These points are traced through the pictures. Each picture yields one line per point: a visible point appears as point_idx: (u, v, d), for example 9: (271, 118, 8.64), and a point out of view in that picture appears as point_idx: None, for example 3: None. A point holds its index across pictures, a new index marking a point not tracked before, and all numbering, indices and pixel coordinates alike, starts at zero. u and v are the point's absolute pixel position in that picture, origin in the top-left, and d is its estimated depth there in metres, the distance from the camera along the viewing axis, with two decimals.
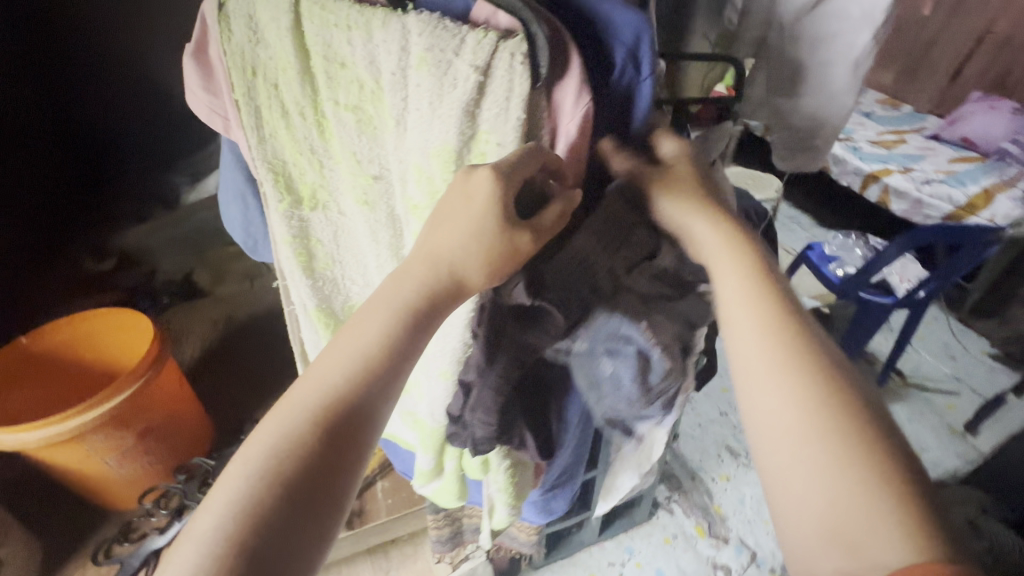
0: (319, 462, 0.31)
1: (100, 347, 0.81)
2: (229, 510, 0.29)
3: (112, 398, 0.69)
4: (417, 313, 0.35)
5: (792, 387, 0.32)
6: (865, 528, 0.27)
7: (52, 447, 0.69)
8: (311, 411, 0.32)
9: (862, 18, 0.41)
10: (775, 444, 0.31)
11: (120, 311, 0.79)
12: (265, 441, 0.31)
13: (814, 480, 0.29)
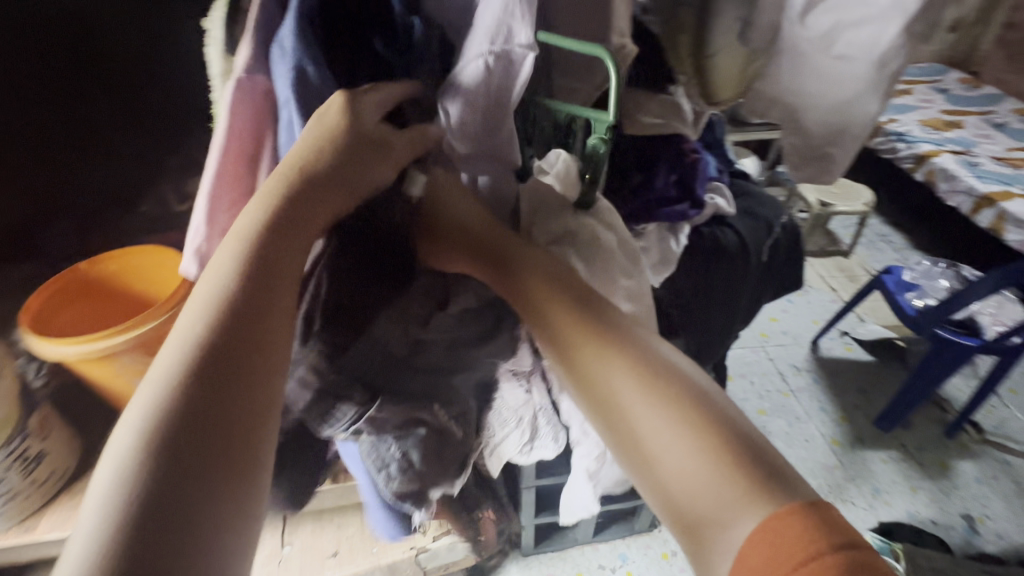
0: (197, 423, 0.32)
1: (144, 278, 0.89)
2: (99, 527, 0.28)
3: (140, 325, 0.76)
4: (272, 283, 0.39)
5: (642, 394, 0.39)
6: (719, 489, 0.34)
7: (89, 363, 0.77)
8: (166, 388, 0.33)
9: (891, 6, 0.42)
10: (648, 440, 0.37)
11: (163, 248, 0.87)
12: (143, 398, 0.32)
13: (686, 460, 0.36)
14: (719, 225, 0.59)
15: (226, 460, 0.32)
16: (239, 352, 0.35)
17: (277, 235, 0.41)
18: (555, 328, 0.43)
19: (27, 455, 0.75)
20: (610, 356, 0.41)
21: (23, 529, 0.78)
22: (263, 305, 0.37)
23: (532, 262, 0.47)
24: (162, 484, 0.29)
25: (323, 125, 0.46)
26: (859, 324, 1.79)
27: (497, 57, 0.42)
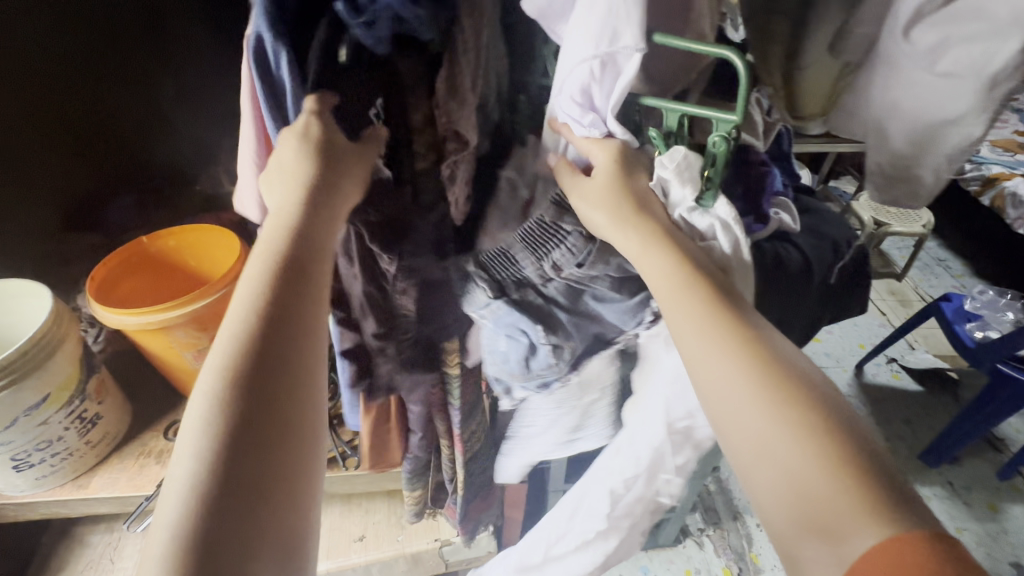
0: (235, 411, 0.38)
1: (199, 255, 0.92)
2: (174, 519, 0.34)
3: (195, 302, 0.79)
4: (280, 282, 0.42)
5: (758, 395, 0.41)
6: (838, 497, 0.36)
7: (145, 333, 0.80)
8: (212, 386, 0.38)
9: (1010, 23, 0.37)
10: (765, 448, 0.40)
11: (219, 228, 0.90)
12: (194, 412, 0.38)
13: (802, 464, 0.38)
14: (780, 242, 0.57)
15: (268, 482, 0.37)
16: (266, 389, 0.39)
17: (289, 272, 0.43)
18: (683, 319, 0.45)
19: (84, 416, 0.79)
20: (734, 361, 0.43)
21: (75, 486, 0.82)
22: (282, 350, 0.41)
23: (659, 257, 0.47)
24: (221, 518, 0.35)
25: (302, 135, 0.44)
26: (909, 351, 1.71)
27: (597, 68, 0.42)
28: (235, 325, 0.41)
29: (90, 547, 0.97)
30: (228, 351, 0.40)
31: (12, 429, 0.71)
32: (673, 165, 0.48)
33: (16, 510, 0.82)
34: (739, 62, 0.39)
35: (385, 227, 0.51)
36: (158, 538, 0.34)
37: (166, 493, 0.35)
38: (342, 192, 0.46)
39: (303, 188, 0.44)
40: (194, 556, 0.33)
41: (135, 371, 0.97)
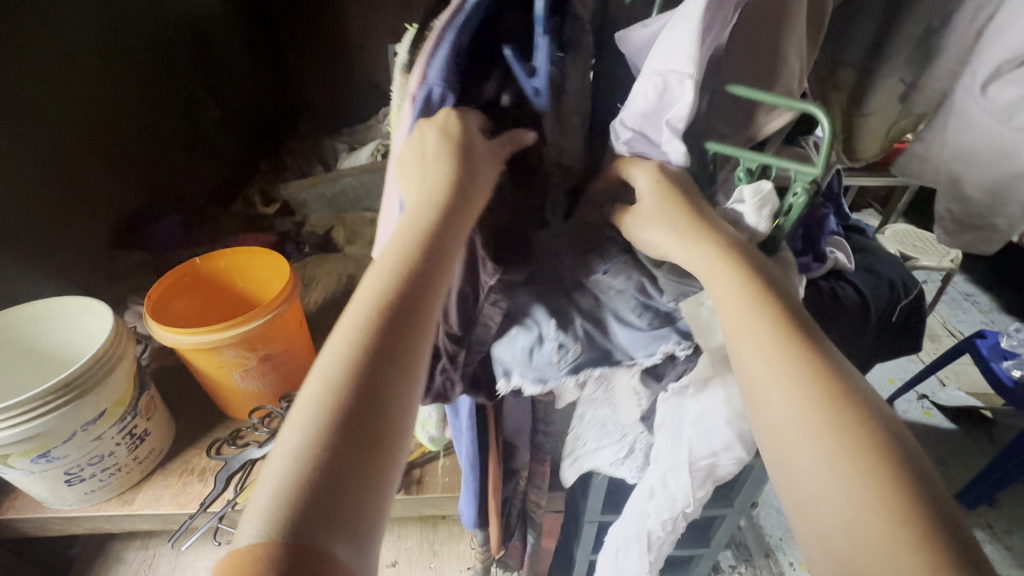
0: (357, 383, 0.37)
1: (247, 275, 0.95)
2: (282, 481, 0.33)
3: (247, 323, 0.81)
4: (410, 258, 0.42)
5: (826, 420, 0.36)
6: (886, 544, 0.32)
7: (197, 352, 0.82)
8: (338, 358, 0.38)
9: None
10: (811, 484, 0.35)
11: (265, 251, 0.92)
12: (317, 378, 0.38)
13: (858, 510, 0.33)
14: (838, 282, 0.65)
15: (370, 463, 0.35)
16: (386, 364, 0.38)
17: (422, 257, 0.42)
18: (740, 342, 0.41)
19: (134, 431, 0.81)
20: (798, 388, 0.38)
21: (120, 502, 0.83)
22: (404, 336, 0.40)
23: (724, 272, 0.42)
24: (320, 491, 0.33)
25: (441, 129, 0.46)
26: (940, 388, 1.70)
27: (657, 89, 0.42)
28: (366, 301, 0.41)
29: (124, 563, 0.97)
30: (349, 335, 0.39)
31: (69, 443, 0.73)
32: (757, 201, 0.45)
33: (61, 524, 0.83)
34: (823, 114, 0.39)
35: (500, 244, 0.51)
36: (263, 499, 0.32)
37: (281, 448, 0.35)
38: (473, 194, 0.46)
39: (441, 185, 0.45)
40: (294, 539, 0.30)
41: (178, 388, 0.99)
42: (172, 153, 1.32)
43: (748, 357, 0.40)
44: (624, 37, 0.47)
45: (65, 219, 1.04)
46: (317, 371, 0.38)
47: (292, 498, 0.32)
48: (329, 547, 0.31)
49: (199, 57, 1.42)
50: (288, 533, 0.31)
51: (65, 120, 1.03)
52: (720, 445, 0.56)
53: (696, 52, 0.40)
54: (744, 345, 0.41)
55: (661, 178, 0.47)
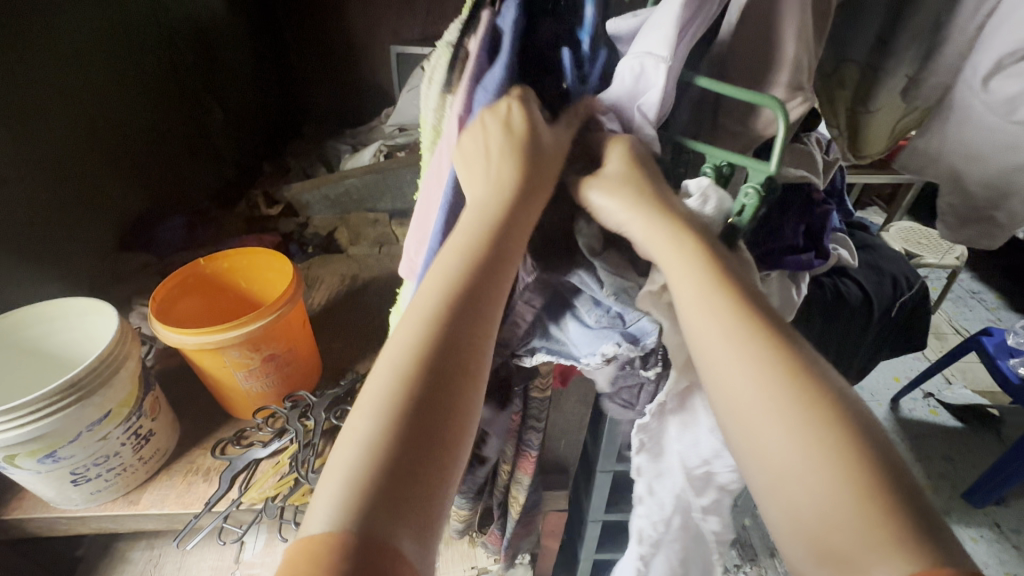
0: (427, 383, 0.37)
1: (252, 276, 0.95)
2: (346, 483, 0.33)
3: (250, 323, 0.81)
4: (475, 258, 0.43)
5: (787, 401, 0.37)
6: (852, 521, 0.33)
7: (201, 352, 0.83)
8: (406, 358, 0.38)
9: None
10: (777, 468, 0.36)
11: (269, 251, 0.93)
12: (381, 379, 0.38)
13: (820, 488, 0.34)
14: (840, 279, 0.66)
15: (435, 458, 0.35)
16: (447, 360, 0.38)
17: (483, 256, 0.43)
18: (698, 331, 0.41)
19: (139, 431, 0.81)
20: (758, 374, 0.38)
21: (125, 502, 0.84)
22: (466, 336, 0.40)
23: (684, 257, 0.42)
24: (389, 482, 0.33)
25: (504, 122, 0.46)
26: (946, 386, 1.69)
27: (635, 72, 0.44)
28: (427, 299, 0.41)
29: (130, 563, 0.98)
30: (413, 334, 0.40)
31: (75, 443, 0.73)
32: (699, 195, 0.46)
33: (68, 525, 0.83)
34: (781, 110, 0.41)
35: (546, 243, 0.52)
36: (328, 501, 0.32)
37: (348, 439, 0.35)
38: (533, 195, 0.46)
39: (504, 186, 0.45)
40: (364, 538, 0.31)
41: (182, 389, 0.99)
42: (176, 155, 1.33)
43: (705, 341, 0.41)
44: (609, 25, 0.49)
45: (71, 220, 1.05)
46: (383, 367, 0.38)
47: (362, 488, 0.33)
48: (396, 538, 0.31)
49: (204, 60, 1.43)
50: (359, 532, 0.31)
51: (73, 123, 1.04)
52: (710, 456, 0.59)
53: (673, 37, 0.42)
54: (702, 332, 0.41)
55: (637, 168, 0.46)
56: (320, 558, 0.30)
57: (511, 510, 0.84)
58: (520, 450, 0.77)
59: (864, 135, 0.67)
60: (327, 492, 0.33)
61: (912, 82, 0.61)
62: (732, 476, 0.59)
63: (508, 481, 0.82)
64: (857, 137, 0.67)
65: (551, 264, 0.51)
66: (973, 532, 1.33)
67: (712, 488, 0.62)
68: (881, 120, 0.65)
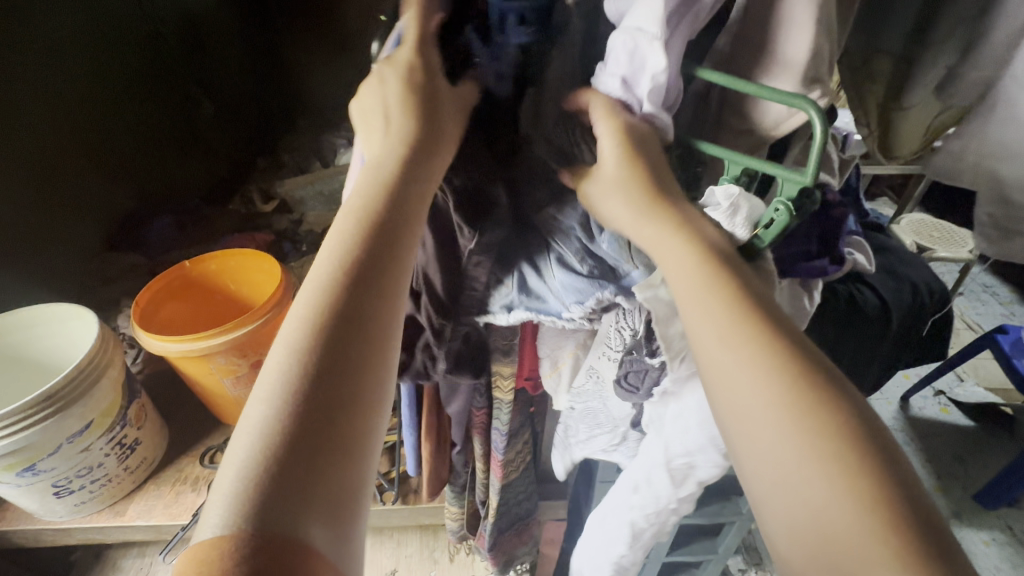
0: (332, 349, 0.33)
1: (241, 280, 0.92)
2: (247, 464, 0.28)
3: (237, 329, 0.78)
4: (383, 209, 0.38)
5: (793, 398, 0.33)
6: (861, 529, 0.29)
7: (186, 359, 0.79)
8: (305, 322, 0.34)
9: None
10: (774, 469, 0.33)
11: (257, 253, 0.90)
12: (280, 348, 0.33)
13: (827, 493, 0.31)
14: (856, 286, 0.63)
15: (346, 442, 0.31)
16: (348, 332, 0.34)
17: (389, 214, 0.38)
18: (691, 321, 0.37)
19: (123, 442, 0.79)
20: (759, 368, 0.34)
21: (111, 513, 0.82)
22: (375, 296, 0.36)
23: (674, 242, 0.39)
24: (291, 473, 0.28)
25: (405, 80, 0.43)
26: (957, 384, 1.66)
27: (628, 50, 0.38)
28: (329, 264, 0.36)
29: (122, 571, 0.96)
30: (314, 295, 0.35)
31: (56, 456, 0.70)
32: (727, 206, 0.42)
33: (54, 536, 0.81)
34: (813, 112, 0.37)
35: (471, 198, 0.48)
36: (224, 487, 0.27)
37: (243, 426, 0.30)
38: (434, 143, 0.42)
39: (403, 139, 0.41)
40: (268, 528, 0.26)
41: (171, 395, 0.97)
42: (166, 151, 1.29)
43: (694, 331, 0.37)
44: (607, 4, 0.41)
45: (55, 220, 1.02)
46: (279, 343, 0.33)
47: (256, 481, 0.28)
48: (304, 531, 0.27)
49: (193, 52, 1.39)
50: (261, 522, 0.26)
51: (56, 120, 1.00)
52: (695, 446, 0.55)
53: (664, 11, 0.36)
54: (691, 318, 0.37)
55: (626, 142, 0.41)
56: (208, 566, 0.25)
57: (489, 516, 0.80)
58: (490, 451, 0.73)
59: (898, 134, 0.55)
60: (217, 488, 0.28)
61: None
62: (711, 471, 0.57)
63: (483, 483, 0.77)
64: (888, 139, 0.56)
65: (488, 220, 0.48)
66: (982, 535, 1.32)
67: (690, 480, 0.59)
68: (915, 117, 0.54)
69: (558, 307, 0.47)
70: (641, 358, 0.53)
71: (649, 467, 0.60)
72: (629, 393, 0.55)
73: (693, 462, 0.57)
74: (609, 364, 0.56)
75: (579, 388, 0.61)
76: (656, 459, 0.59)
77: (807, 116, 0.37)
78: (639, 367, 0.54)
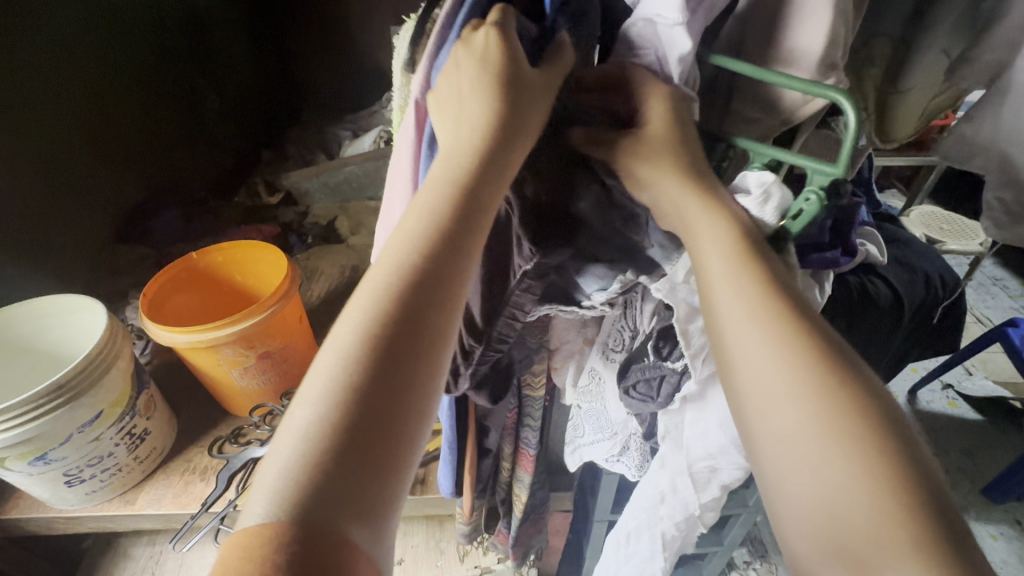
0: (392, 345, 0.32)
1: (248, 271, 0.92)
2: (296, 454, 0.28)
3: (245, 320, 0.78)
4: (456, 198, 0.36)
5: (821, 382, 0.33)
6: (879, 527, 0.29)
7: (195, 350, 0.80)
8: (369, 311, 0.33)
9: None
10: (794, 448, 0.32)
11: (263, 245, 0.90)
12: (339, 334, 0.32)
13: (852, 476, 0.30)
14: (868, 277, 0.62)
15: (394, 444, 0.30)
16: (409, 331, 0.32)
17: (459, 213, 0.36)
18: (708, 302, 0.38)
19: (133, 431, 0.79)
20: (783, 350, 0.34)
21: (122, 502, 0.82)
22: (440, 291, 0.34)
23: (702, 232, 0.39)
24: (336, 471, 0.27)
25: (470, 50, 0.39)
26: (966, 377, 1.65)
27: (651, 31, 0.40)
28: (391, 255, 0.35)
29: (132, 559, 0.98)
30: (381, 284, 0.34)
31: (67, 445, 0.71)
32: (761, 194, 0.43)
33: (66, 524, 0.82)
34: (847, 104, 0.37)
35: (541, 218, 0.44)
36: (270, 473, 0.27)
37: (293, 415, 0.30)
38: (508, 134, 0.39)
39: (484, 126, 0.39)
40: (307, 523, 0.26)
41: (179, 387, 0.97)
42: (171, 143, 1.29)
43: (723, 318, 0.37)
44: None
45: (62, 213, 1.02)
46: (336, 332, 0.32)
47: (302, 475, 0.27)
48: (346, 533, 0.26)
49: (196, 44, 1.38)
50: (300, 517, 0.26)
51: (62, 112, 1.00)
52: (716, 448, 0.56)
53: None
54: (720, 306, 0.37)
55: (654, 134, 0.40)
56: (250, 555, 0.25)
57: (515, 512, 0.82)
58: (518, 447, 0.74)
59: (895, 115, 0.59)
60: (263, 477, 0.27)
61: (959, 60, 0.54)
62: (736, 473, 0.57)
63: (509, 479, 0.79)
64: (885, 118, 0.59)
65: (554, 248, 0.44)
66: (989, 529, 1.32)
67: (713, 484, 0.59)
68: (913, 100, 0.57)
69: (579, 294, 0.49)
70: (655, 364, 0.54)
71: (673, 472, 0.61)
72: (642, 403, 0.55)
73: (715, 463, 0.57)
74: (608, 367, 0.59)
75: (584, 387, 0.65)
76: (679, 466, 0.60)
77: (840, 105, 0.37)
78: (656, 373, 0.54)
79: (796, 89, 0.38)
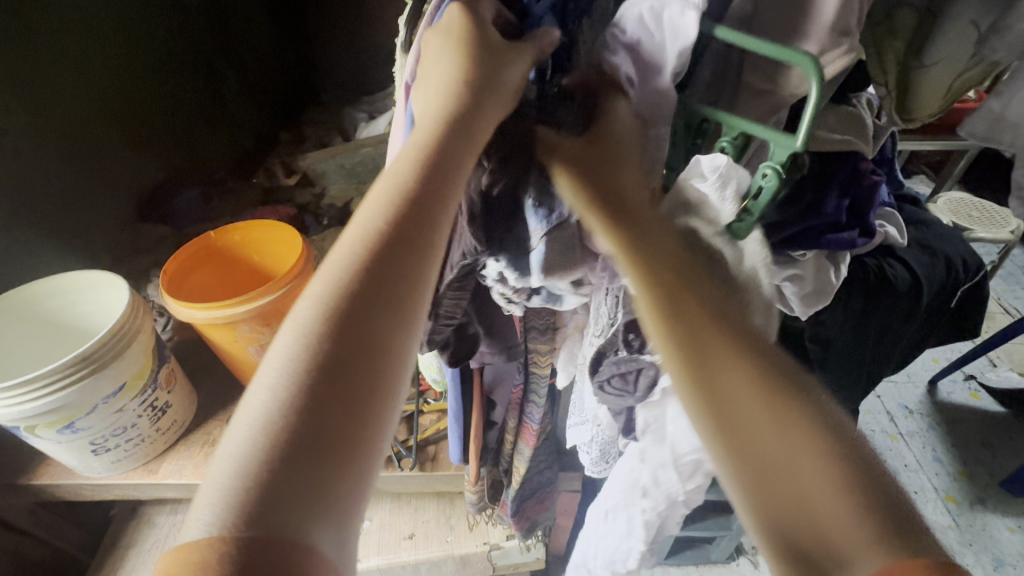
0: (331, 349, 0.31)
1: (266, 253, 0.94)
2: (240, 460, 0.28)
3: (259, 298, 0.79)
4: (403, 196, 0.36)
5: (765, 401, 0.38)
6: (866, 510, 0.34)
7: (215, 326, 0.82)
8: (307, 320, 0.32)
9: None
10: (775, 469, 0.36)
11: (279, 224, 0.91)
12: (278, 348, 0.32)
13: (816, 482, 0.35)
14: (886, 260, 0.61)
15: (353, 445, 0.30)
16: (353, 340, 0.32)
17: (405, 214, 0.36)
18: (656, 337, 0.40)
19: (155, 404, 0.82)
20: (754, 385, 0.38)
21: (145, 471, 0.86)
22: (379, 293, 0.34)
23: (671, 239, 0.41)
24: (286, 474, 0.27)
25: (445, 31, 0.40)
26: (989, 369, 1.61)
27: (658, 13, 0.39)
28: (326, 282, 0.34)
29: (155, 527, 1.02)
30: (323, 292, 0.34)
31: (93, 415, 0.74)
32: (717, 178, 0.39)
33: (92, 491, 0.86)
34: (814, 68, 0.37)
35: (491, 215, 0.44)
36: (216, 484, 0.27)
37: (236, 429, 0.29)
38: (470, 142, 0.39)
39: (437, 118, 0.39)
40: (256, 521, 0.26)
41: (199, 363, 1.00)
42: (193, 120, 1.31)
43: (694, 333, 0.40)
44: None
45: (86, 190, 1.04)
46: (280, 343, 0.32)
47: (249, 483, 0.27)
48: (303, 534, 0.26)
49: (217, 26, 1.39)
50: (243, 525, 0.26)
51: (84, 89, 1.02)
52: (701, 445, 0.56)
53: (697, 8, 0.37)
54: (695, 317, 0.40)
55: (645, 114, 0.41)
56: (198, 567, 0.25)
57: (514, 483, 0.82)
58: (522, 422, 0.74)
59: (918, 91, 0.56)
60: (211, 490, 0.27)
61: (989, 31, 0.51)
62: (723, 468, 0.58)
63: (511, 451, 0.79)
64: (908, 97, 0.57)
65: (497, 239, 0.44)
66: (1006, 523, 1.30)
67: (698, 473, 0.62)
68: (936, 76, 0.55)
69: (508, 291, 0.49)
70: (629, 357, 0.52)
71: (655, 466, 0.63)
72: (617, 396, 0.55)
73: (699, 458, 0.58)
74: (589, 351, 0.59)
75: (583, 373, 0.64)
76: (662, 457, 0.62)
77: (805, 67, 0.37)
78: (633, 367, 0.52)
79: (770, 52, 0.38)
